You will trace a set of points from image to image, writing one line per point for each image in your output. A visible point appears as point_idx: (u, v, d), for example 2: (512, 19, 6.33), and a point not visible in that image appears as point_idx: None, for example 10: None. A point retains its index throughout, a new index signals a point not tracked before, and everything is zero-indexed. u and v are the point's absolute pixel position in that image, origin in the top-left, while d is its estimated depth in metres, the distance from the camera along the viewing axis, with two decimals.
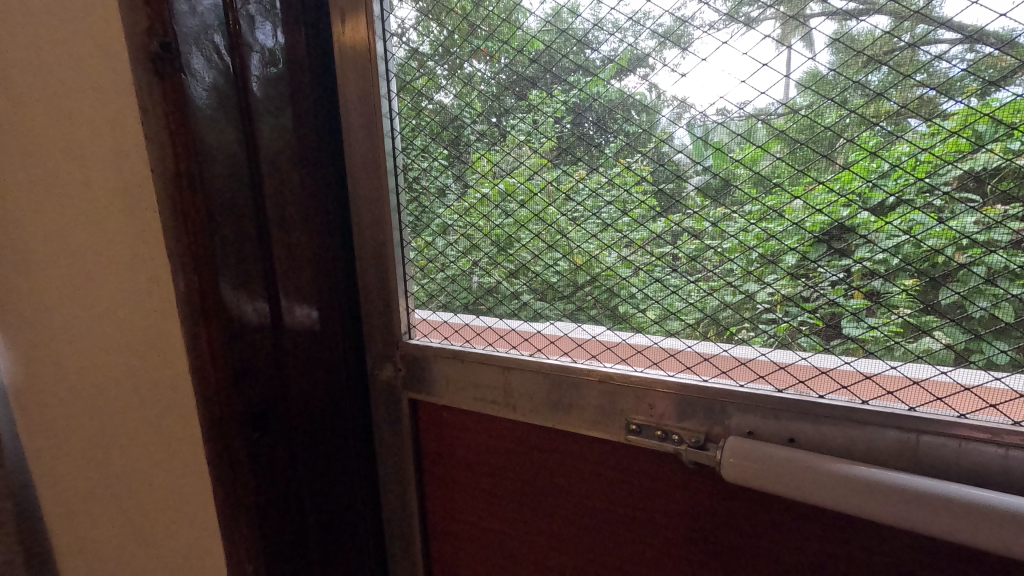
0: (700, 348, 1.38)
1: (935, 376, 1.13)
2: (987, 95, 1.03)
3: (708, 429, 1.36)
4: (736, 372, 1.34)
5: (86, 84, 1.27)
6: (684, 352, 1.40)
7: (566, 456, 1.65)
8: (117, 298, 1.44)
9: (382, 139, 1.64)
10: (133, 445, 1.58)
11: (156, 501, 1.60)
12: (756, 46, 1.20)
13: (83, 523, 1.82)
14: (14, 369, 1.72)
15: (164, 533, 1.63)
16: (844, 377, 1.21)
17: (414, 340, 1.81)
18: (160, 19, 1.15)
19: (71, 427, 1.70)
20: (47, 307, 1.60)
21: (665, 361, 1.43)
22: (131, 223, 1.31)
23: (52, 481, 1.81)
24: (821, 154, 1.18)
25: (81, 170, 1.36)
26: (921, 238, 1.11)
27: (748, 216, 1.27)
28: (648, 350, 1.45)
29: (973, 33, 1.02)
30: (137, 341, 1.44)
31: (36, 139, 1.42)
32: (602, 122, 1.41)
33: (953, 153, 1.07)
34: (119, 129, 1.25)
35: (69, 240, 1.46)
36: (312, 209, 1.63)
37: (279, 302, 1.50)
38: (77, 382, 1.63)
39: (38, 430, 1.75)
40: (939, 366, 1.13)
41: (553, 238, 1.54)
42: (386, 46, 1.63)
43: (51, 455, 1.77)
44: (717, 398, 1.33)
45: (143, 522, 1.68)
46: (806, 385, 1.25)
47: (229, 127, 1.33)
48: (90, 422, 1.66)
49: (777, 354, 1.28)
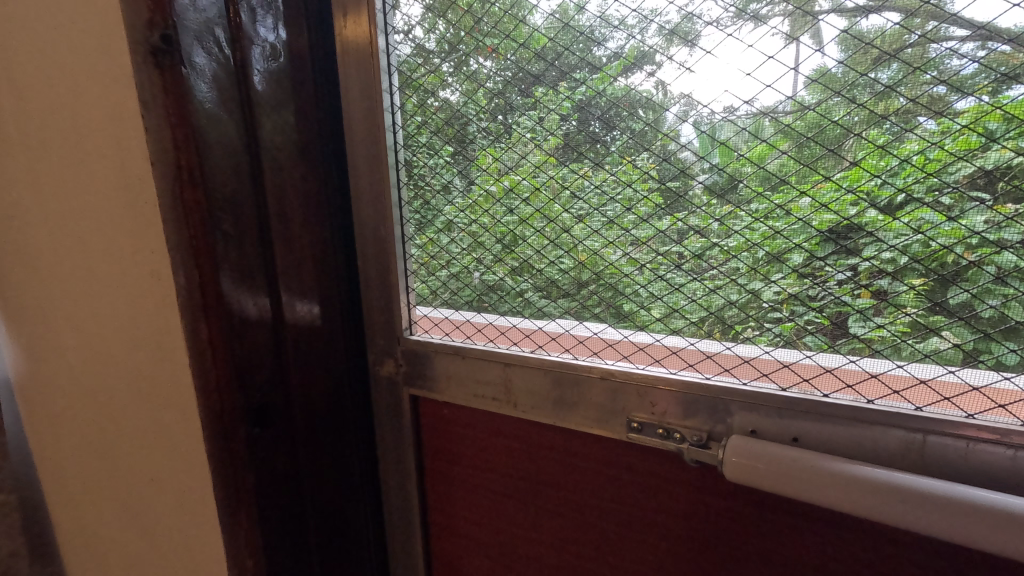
0: (702, 346, 1.37)
1: (942, 376, 1.12)
2: (999, 93, 1.02)
3: (710, 428, 1.35)
4: (739, 370, 1.33)
5: (88, 78, 1.28)
6: (687, 350, 1.39)
7: (565, 454, 1.65)
8: (120, 293, 1.44)
9: (384, 134, 1.64)
10: (135, 438, 1.60)
11: (157, 494, 1.61)
12: (764, 41, 1.19)
13: (85, 515, 1.84)
14: (21, 360, 1.75)
15: (166, 527, 1.65)
16: (848, 377, 1.20)
17: (414, 336, 1.81)
18: (161, 12, 1.14)
19: (75, 419, 1.72)
20: (52, 303, 1.61)
21: (667, 359, 1.42)
22: (133, 217, 1.32)
23: (56, 472, 1.83)
24: (829, 152, 1.17)
25: (82, 164, 1.37)
26: (930, 237, 1.09)
27: (754, 214, 1.26)
28: (648, 348, 1.45)
29: (985, 29, 1.01)
30: (138, 335, 1.45)
31: (41, 134, 1.43)
32: (607, 119, 1.40)
33: (963, 151, 1.05)
34: (120, 123, 1.25)
35: (71, 234, 1.47)
36: (314, 205, 1.63)
37: (280, 297, 1.50)
38: (79, 374, 1.65)
39: (43, 421, 1.78)
40: (946, 366, 1.12)
41: (557, 236, 1.54)
42: (390, 41, 1.63)
43: (55, 445, 1.79)
44: (719, 396, 1.33)
45: (144, 514, 1.69)
46: (810, 383, 1.24)
47: (230, 121, 1.32)
48: (92, 414, 1.67)
49: (781, 353, 1.28)
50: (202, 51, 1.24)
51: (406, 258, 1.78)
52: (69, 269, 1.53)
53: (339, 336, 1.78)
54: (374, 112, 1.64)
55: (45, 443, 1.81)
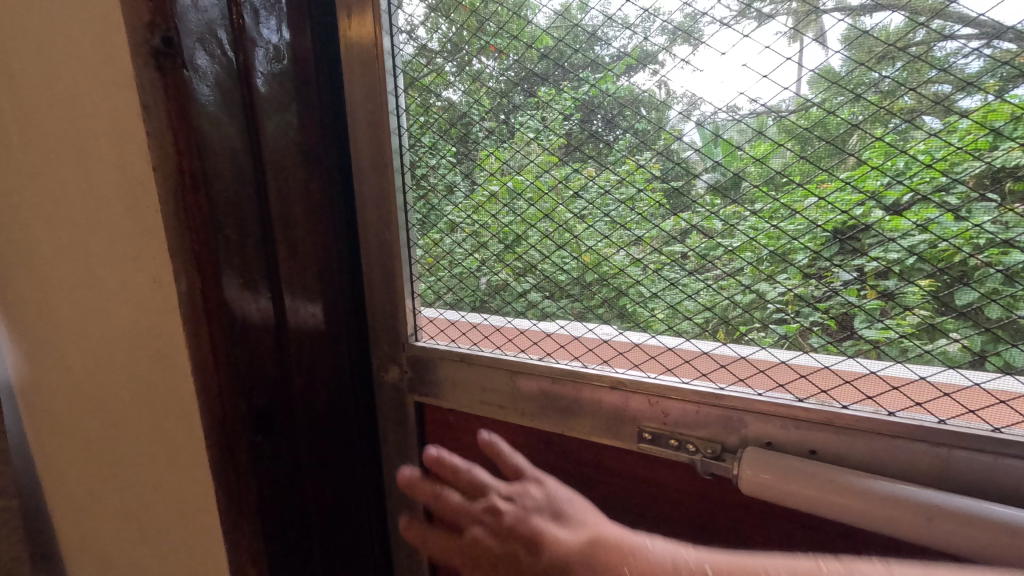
0: (717, 353, 1.35)
1: (968, 387, 1.10)
2: (1006, 92, 1.01)
3: (725, 441, 1.33)
4: (755, 381, 1.31)
5: (89, 82, 1.28)
6: (700, 359, 1.38)
7: (565, 458, 1.64)
8: (122, 300, 1.44)
9: (388, 135, 1.64)
10: (135, 442, 1.60)
11: (158, 498, 1.61)
12: (769, 41, 1.18)
13: (84, 518, 1.83)
14: (20, 363, 1.75)
15: (166, 531, 1.64)
16: (868, 388, 1.19)
17: (420, 343, 1.80)
18: (162, 14, 1.14)
19: (75, 423, 1.72)
20: (55, 310, 1.61)
21: (680, 368, 1.40)
22: (134, 222, 1.32)
23: (54, 474, 1.83)
24: (833, 152, 1.16)
25: (84, 167, 1.37)
26: (937, 238, 1.08)
27: (758, 214, 1.25)
28: (650, 350, 1.44)
29: (990, 29, 1.00)
30: (139, 339, 1.45)
31: (42, 142, 1.43)
32: (611, 119, 1.39)
33: (971, 152, 1.04)
34: (121, 127, 1.25)
35: (72, 236, 1.47)
36: (319, 210, 1.63)
37: (283, 299, 1.50)
38: (78, 376, 1.65)
39: (42, 425, 1.78)
40: (969, 375, 1.10)
41: (562, 237, 1.53)
42: (394, 42, 1.63)
43: (54, 449, 1.79)
44: (736, 408, 1.30)
45: (144, 518, 1.69)
46: (829, 394, 1.22)
47: (233, 124, 1.32)
48: (91, 417, 1.67)
49: (799, 363, 1.25)
50: (205, 54, 1.24)
51: (411, 261, 1.77)
52: (70, 276, 1.53)
53: (343, 339, 1.78)
54: (377, 114, 1.64)
55: (44, 446, 1.81)
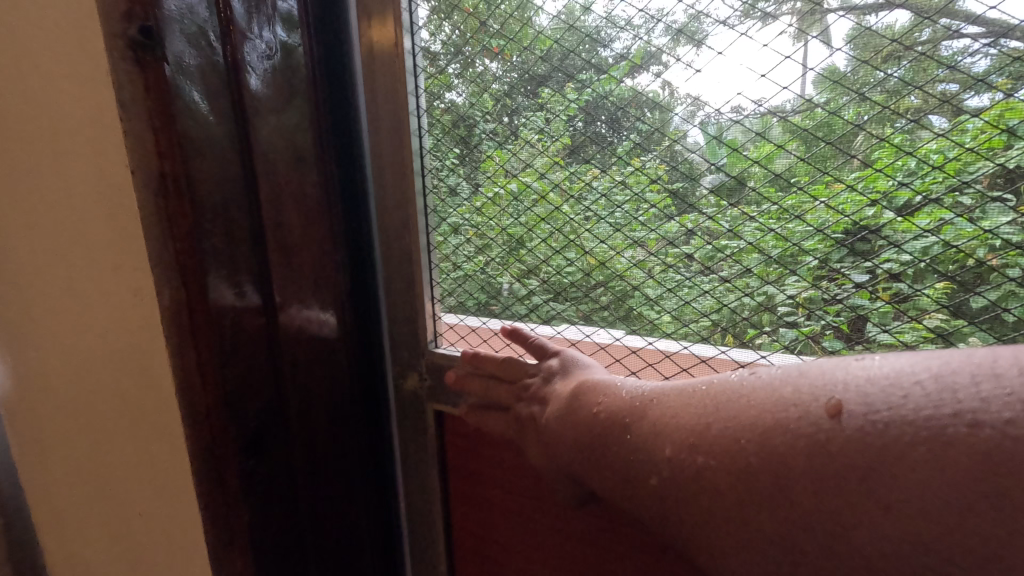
0: (736, 354, 1.34)
1: None
2: (1017, 90, 0.98)
3: None
4: None
5: (52, 83, 1.19)
6: (718, 360, 1.37)
7: None
8: (102, 317, 1.36)
9: (410, 139, 1.63)
10: (109, 461, 1.52)
11: (137, 519, 1.55)
12: (776, 39, 1.15)
13: (57, 536, 1.76)
14: None
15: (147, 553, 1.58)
16: None
17: (440, 349, 1.80)
18: (143, 5, 1.06)
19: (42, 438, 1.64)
20: (29, 331, 1.52)
21: (696, 368, 1.40)
22: (106, 232, 1.24)
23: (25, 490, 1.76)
24: (840, 153, 1.13)
25: (46, 171, 1.28)
26: (951, 240, 1.06)
27: (765, 215, 1.23)
28: (673, 355, 1.43)
29: (997, 29, 0.98)
30: (112, 354, 1.38)
31: (7, 152, 1.34)
32: (614, 121, 1.38)
33: (985, 151, 1.01)
34: (88, 132, 1.17)
35: (37, 245, 1.39)
36: (309, 211, 1.57)
37: (274, 302, 1.46)
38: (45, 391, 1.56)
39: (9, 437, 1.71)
40: None
41: (566, 238, 1.53)
42: (416, 38, 1.61)
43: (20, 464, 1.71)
44: None
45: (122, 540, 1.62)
46: None
47: (219, 125, 1.26)
48: (62, 433, 1.59)
49: None
50: (190, 51, 1.17)
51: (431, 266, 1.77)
52: (45, 295, 1.43)
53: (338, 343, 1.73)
54: (383, 118, 1.65)
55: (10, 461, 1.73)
